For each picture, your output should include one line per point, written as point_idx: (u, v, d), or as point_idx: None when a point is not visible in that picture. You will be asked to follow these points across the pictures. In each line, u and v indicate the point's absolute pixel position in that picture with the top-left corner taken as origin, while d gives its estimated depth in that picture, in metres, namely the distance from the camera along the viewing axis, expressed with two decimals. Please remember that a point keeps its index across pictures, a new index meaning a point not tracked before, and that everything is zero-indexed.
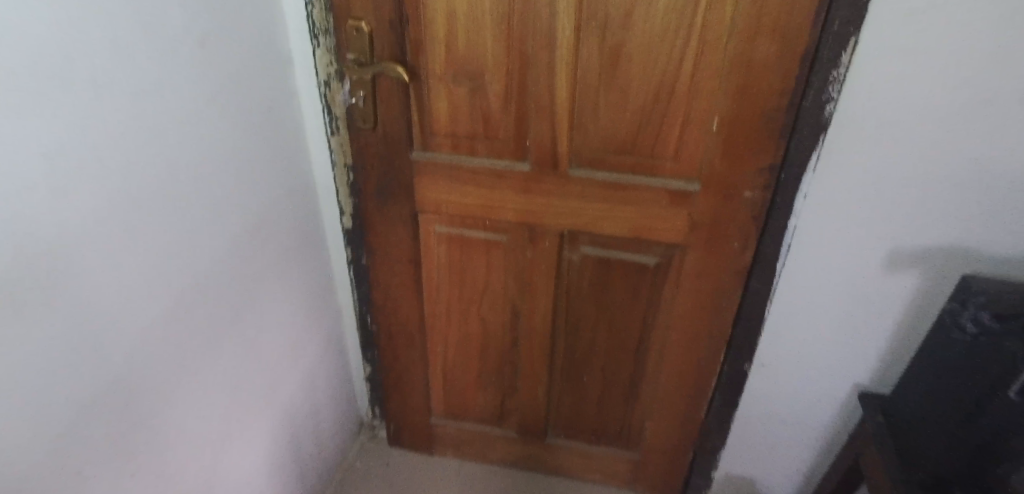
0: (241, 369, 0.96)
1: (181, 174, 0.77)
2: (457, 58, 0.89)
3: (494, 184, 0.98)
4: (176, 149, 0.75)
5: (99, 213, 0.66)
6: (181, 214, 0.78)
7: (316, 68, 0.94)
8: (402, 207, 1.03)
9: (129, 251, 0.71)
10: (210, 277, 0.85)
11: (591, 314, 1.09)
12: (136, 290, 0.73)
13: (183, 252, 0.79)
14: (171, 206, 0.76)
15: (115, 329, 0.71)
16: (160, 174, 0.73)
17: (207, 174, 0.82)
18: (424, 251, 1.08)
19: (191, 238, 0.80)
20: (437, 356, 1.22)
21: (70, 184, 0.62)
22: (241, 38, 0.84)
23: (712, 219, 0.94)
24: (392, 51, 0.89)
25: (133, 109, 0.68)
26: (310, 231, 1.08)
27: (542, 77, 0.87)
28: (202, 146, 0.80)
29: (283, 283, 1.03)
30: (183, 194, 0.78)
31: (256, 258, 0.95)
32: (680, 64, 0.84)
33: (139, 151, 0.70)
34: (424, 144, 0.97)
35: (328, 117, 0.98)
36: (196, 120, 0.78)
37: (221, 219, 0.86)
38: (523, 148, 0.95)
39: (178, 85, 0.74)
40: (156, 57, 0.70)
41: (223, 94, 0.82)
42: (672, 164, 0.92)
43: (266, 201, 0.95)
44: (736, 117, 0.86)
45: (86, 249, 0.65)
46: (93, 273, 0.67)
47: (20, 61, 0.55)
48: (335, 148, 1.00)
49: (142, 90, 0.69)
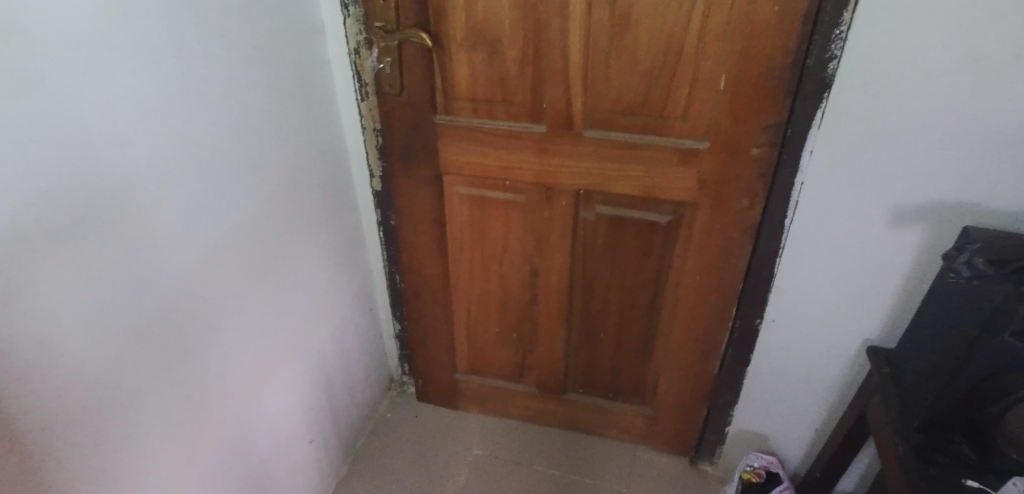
0: (278, 317, 1.05)
1: (221, 130, 0.86)
2: (475, 25, 0.95)
3: (511, 146, 1.04)
4: (217, 108, 0.84)
5: (150, 163, 0.75)
6: (221, 168, 0.87)
7: (346, 37, 1.02)
8: (426, 169, 1.10)
9: (176, 197, 0.80)
10: (247, 228, 0.94)
11: (605, 271, 1.15)
12: (183, 233, 0.82)
13: (223, 202, 0.88)
14: (212, 159, 0.85)
15: (164, 266, 0.80)
16: (202, 129, 0.82)
17: (246, 134, 0.90)
18: (447, 211, 1.15)
19: (230, 190, 0.89)
20: (460, 313, 1.29)
21: (126, 136, 0.72)
22: (275, 9, 0.92)
23: (719, 177, 0.98)
24: (414, 19, 0.96)
25: (177, 69, 0.77)
26: (342, 192, 1.16)
27: (555, 42, 0.93)
28: (240, 107, 0.88)
29: (316, 239, 1.11)
30: (224, 148, 0.86)
31: (291, 215, 1.04)
32: (686, 26, 0.88)
33: (184, 107, 0.79)
34: (447, 109, 1.04)
35: (358, 84, 1.06)
36: (234, 83, 0.86)
37: (259, 176, 0.94)
38: (538, 111, 1.00)
39: (218, 50, 0.83)
40: (197, 23, 0.79)
41: (260, 61, 0.91)
42: (680, 123, 0.96)
43: (301, 162, 1.03)
44: (740, 76, 0.90)
45: (138, 192, 0.75)
46: (144, 214, 0.76)
47: (79, 24, 0.65)
48: (365, 113, 1.08)
49: (185, 53, 0.78)
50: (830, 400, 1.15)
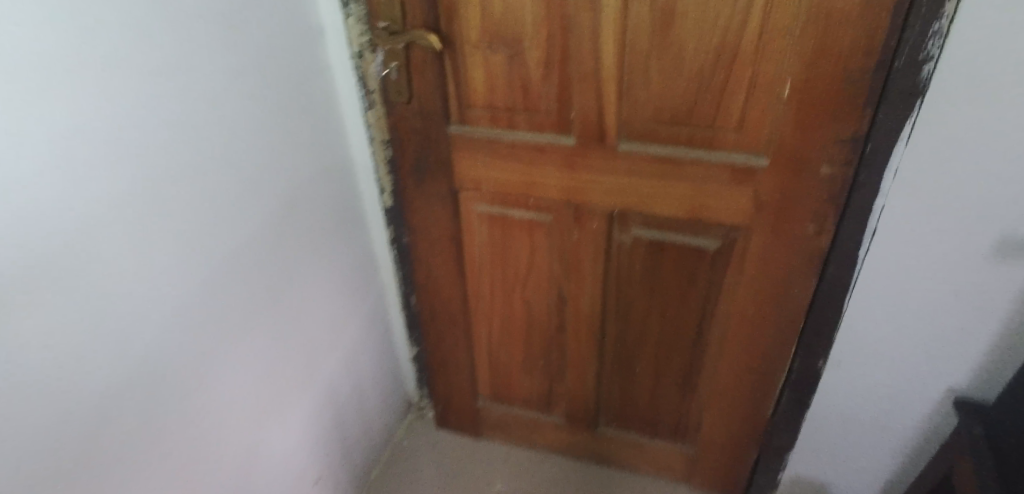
0: (279, 350, 0.95)
1: (210, 150, 0.75)
2: (492, 23, 0.82)
3: (536, 160, 0.91)
4: (200, 125, 0.73)
5: (122, 196, 0.64)
6: (212, 192, 0.76)
7: (349, 39, 0.90)
8: (441, 185, 0.98)
9: (161, 231, 0.70)
10: (242, 260, 0.84)
11: (643, 300, 1.01)
12: (173, 270, 0.72)
13: (214, 232, 0.78)
14: (202, 184, 0.75)
15: (149, 310, 0.70)
16: (187, 149, 0.72)
17: (235, 154, 0.79)
18: (465, 231, 1.03)
19: (222, 218, 0.79)
20: (482, 338, 1.18)
21: (91, 167, 0.61)
22: (268, 8, 0.81)
23: (780, 199, 0.83)
24: (423, 18, 0.83)
25: (157, 81, 0.66)
26: (348, 210, 1.05)
27: (585, 42, 0.79)
28: (230, 122, 0.77)
29: (321, 263, 1.01)
30: (213, 171, 0.76)
31: (291, 239, 0.93)
32: (745, 21, 0.73)
33: (166, 124, 0.68)
34: (462, 118, 0.91)
35: (363, 90, 0.94)
36: (223, 95, 0.76)
37: (253, 200, 0.84)
38: (566, 120, 0.87)
39: (203, 57, 0.72)
40: (177, 25, 0.68)
41: (253, 68, 0.80)
42: (733, 136, 0.81)
43: (300, 180, 0.93)
44: (812, 80, 0.74)
45: (117, 228, 0.64)
46: (125, 253, 0.66)
47: (29, 35, 0.53)
48: (372, 123, 0.97)
49: (165, 62, 0.67)
50: (904, 453, 0.99)
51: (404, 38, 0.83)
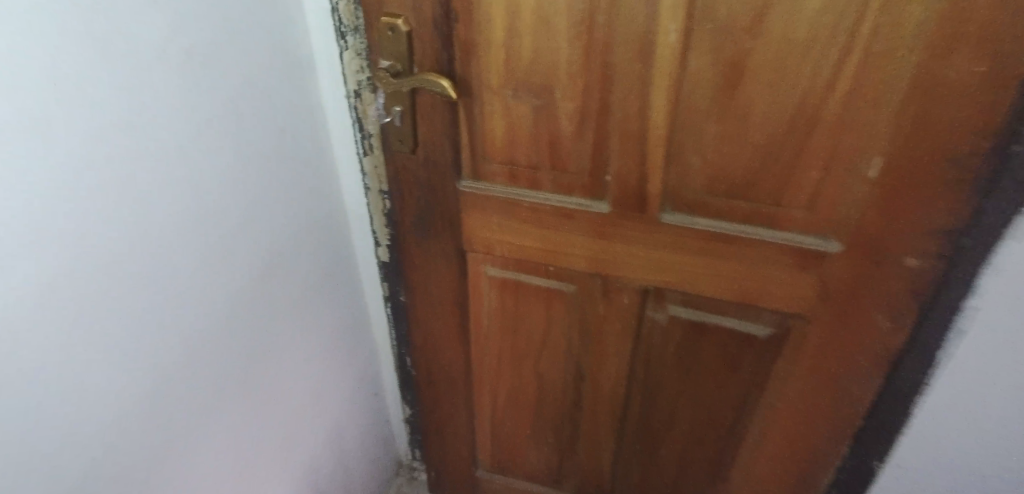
0: (253, 436, 0.80)
1: (178, 215, 0.60)
2: (518, 68, 0.68)
3: (561, 225, 0.77)
4: (164, 185, 0.58)
5: (58, 290, 0.50)
6: (179, 267, 0.62)
7: (343, 75, 0.76)
8: (446, 245, 0.84)
9: (112, 320, 0.55)
10: (214, 342, 0.69)
11: (675, 383, 0.87)
12: (126, 367, 0.58)
13: (179, 315, 0.63)
14: (167, 258, 0.60)
15: (93, 423, 0.56)
16: (149, 216, 0.57)
17: (208, 220, 0.65)
18: (472, 295, 0.89)
19: (189, 297, 0.64)
20: (484, 407, 1.04)
21: (18, 259, 0.46)
22: (251, 36, 0.66)
23: (851, 287, 0.70)
24: (435, 57, 0.70)
25: (110, 132, 0.52)
26: (337, 264, 0.91)
27: (630, 97, 0.66)
28: (202, 178, 0.63)
29: (306, 329, 0.87)
30: (180, 241, 0.61)
31: (272, 308, 0.78)
32: (831, 86, 0.60)
33: (123, 185, 0.54)
34: (475, 172, 0.78)
35: (359, 134, 0.80)
36: (195, 146, 0.61)
37: (229, 271, 0.69)
38: (599, 183, 0.73)
39: (170, 99, 0.57)
40: (140, 59, 0.53)
41: (231, 110, 0.65)
42: (802, 215, 0.68)
43: (283, 238, 0.78)
44: (908, 158, 0.61)
45: (51, 325, 0.50)
46: (63, 353, 0.51)
47: None
48: (368, 170, 0.83)
49: (123, 108, 0.52)
50: None
51: (410, 81, 0.70)
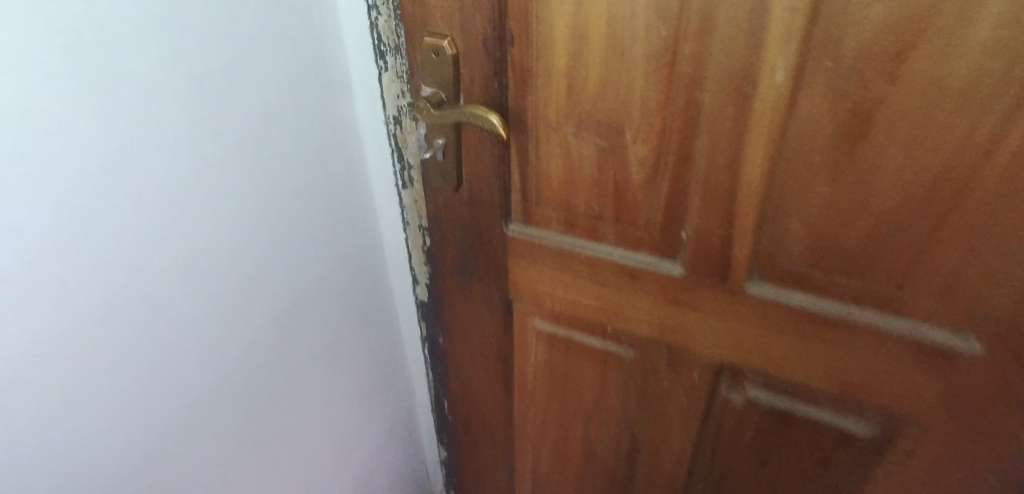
0: (264, 481, 0.75)
1: (173, 257, 0.55)
2: (581, 103, 0.57)
3: (621, 284, 0.66)
4: (157, 226, 0.53)
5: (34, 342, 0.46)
6: (172, 312, 0.57)
7: (383, 99, 0.67)
8: (490, 292, 0.74)
9: (88, 371, 0.51)
10: (215, 388, 0.64)
11: (748, 473, 0.74)
12: (111, 417, 0.54)
13: (172, 362, 0.58)
14: (157, 303, 0.55)
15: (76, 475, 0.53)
16: (136, 260, 0.52)
17: (215, 259, 0.60)
18: (517, 349, 0.78)
19: (183, 342, 0.59)
20: (525, 465, 0.93)
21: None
22: (272, 60, 0.60)
23: (990, 395, 0.55)
24: (485, 86, 0.59)
25: (89, 172, 0.47)
26: (368, 298, 0.84)
27: (717, 145, 0.54)
28: (205, 217, 0.57)
29: (329, 366, 0.81)
30: (176, 284, 0.56)
31: (289, 348, 0.73)
32: (991, 149, 0.45)
33: (103, 229, 0.49)
34: (526, 216, 0.67)
35: (399, 164, 0.71)
36: (198, 182, 0.56)
37: (239, 311, 0.64)
38: (672, 241, 0.61)
39: (167, 133, 0.52)
40: (129, 90, 0.48)
41: (243, 141, 0.59)
42: (921, 301, 0.54)
43: (306, 274, 0.72)
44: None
45: (20, 380, 0.46)
46: (26, 408, 0.47)
47: None
48: (408, 204, 0.74)
49: (106, 145, 0.47)
50: None
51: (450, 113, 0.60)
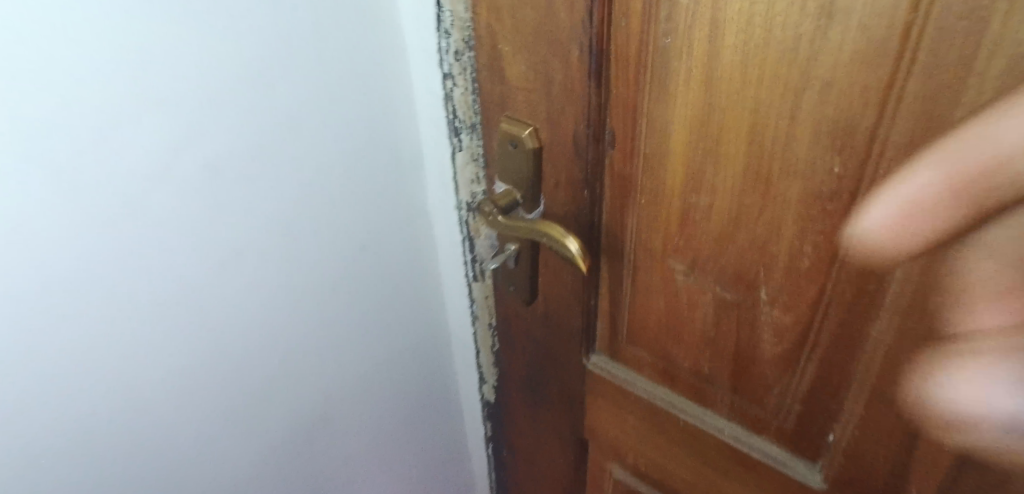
0: None
1: (178, 348, 0.49)
2: (698, 237, 0.40)
3: (729, 467, 0.48)
4: (160, 318, 0.46)
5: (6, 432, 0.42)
6: (176, 404, 0.50)
7: (455, 181, 0.55)
8: (560, 420, 0.60)
9: (68, 461, 0.46)
10: (223, 477, 0.57)
11: None
12: None
13: (169, 454, 0.52)
14: (156, 397, 0.49)
15: None
16: (129, 353, 0.46)
17: (233, 346, 0.52)
18: (588, 488, 0.63)
19: (185, 432, 0.52)
20: None
21: None
22: (332, 132, 0.50)
23: None
24: (572, 192, 0.45)
25: (70, 264, 0.40)
26: (429, 383, 0.74)
27: (904, 341, 0.34)
28: (224, 304, 0.50)
29: (373, 456, 0.71)
30: (179, 377, 0.50)
31: (323, 437, 0.64)
32: None
33: (86, 324, 0.43)
34: (613, 350, 0.52)
35: (469, 255, 0.59)
36: (215, 270, 0.48)
37: (260, 401, 0.57)
38: (810, 439, 0.43)
39: (180, 219, 0.44)
40: (132, 174, 0.41)
41: (285, 224, 0.51)
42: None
43: (350, 359, 0.63)
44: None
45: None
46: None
47: None
48: (478, 298, 0.62)
49: (101, 228, 0.41)
50: None
51: (516, 221, 0.46)
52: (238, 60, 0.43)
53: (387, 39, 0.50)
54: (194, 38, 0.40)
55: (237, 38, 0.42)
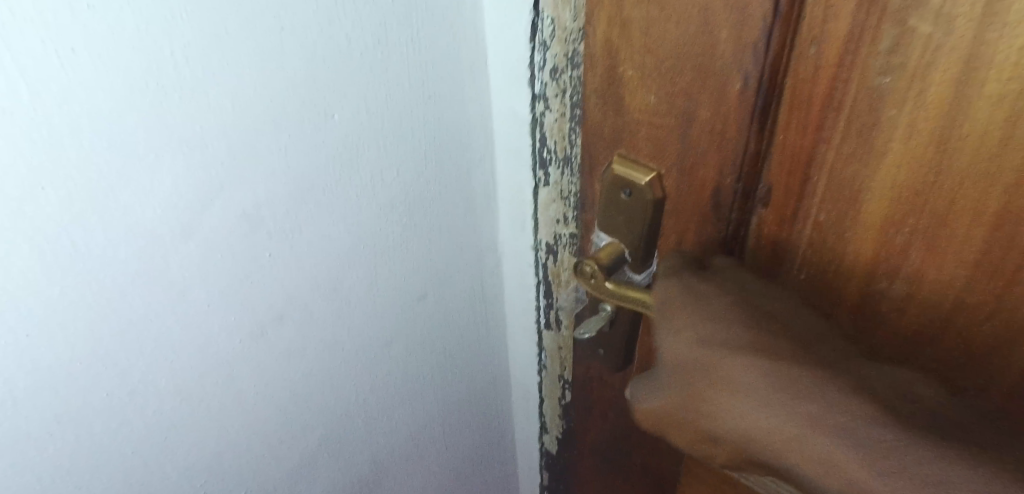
0: None
1: (210, 431, 0.39)
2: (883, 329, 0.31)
3: None
4: (183, 402, 0.37)
5: None
6: (203, 491, 0.41)
7: (535, 217, 0.45)
8: None
9: None
10: None
11: None
12: None
13: None
14: (181, 485, 0.40)
15: None
16: (145, 444, 0.37)
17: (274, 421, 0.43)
18: None
19: None
20: None
21: None
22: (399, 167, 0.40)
23: None
24: (701, 253, 0.35)
25: (71, 348, 0.31)
26: (488, 436, 0.64)
27: None
28: (262, 381, 0.41)
29: None
30: (210, 461, 0.41)
31: None
32: None
33: (100, 413, 0.34)
34: None
35: (545, 301, 0.49)
36: (255, 339, 0.39)
37: (302, 478, 0.47)
38: None
39: (218, 285, 0.35)
40: (150, 235, 0.31)
41: (338, 279, 0.41)
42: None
43: (406, 421, 0.54)
44: (836, 453, 0.25)
45: None
46: None
47: None
48: (549, 347, 0.52)
49: (119, 302, 0.31)
50: None
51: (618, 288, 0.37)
52: (289, 84, 0.33)
53: (466, 49, 0.40)
54: (234, 54, 0.30)
55: (288, 56, 0.32)
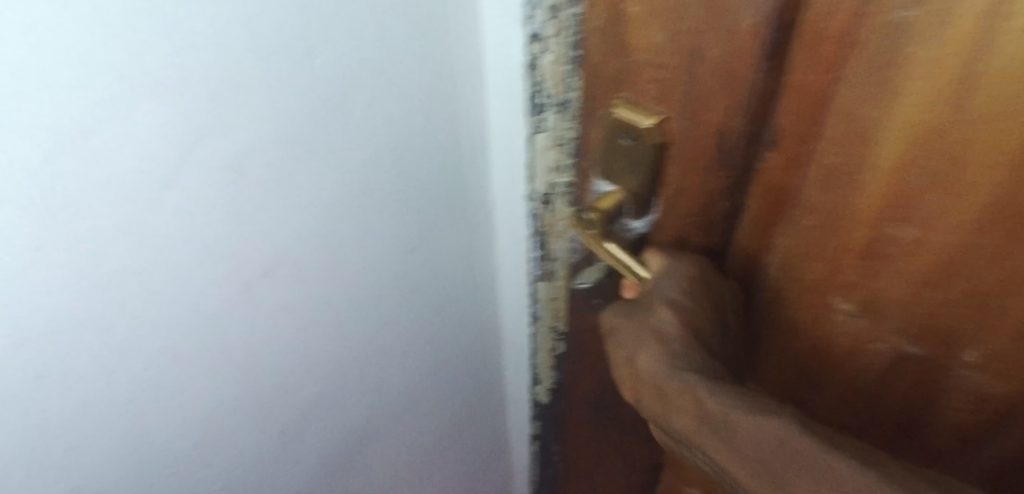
0: None
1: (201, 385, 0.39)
2: (886, 275, 0.31)
3: None
4: (173, 355, 0.36)
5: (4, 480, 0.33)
6: (196, 443, 0.41)
7: (529, 166, 0.43)
8: (633, 443, 0.52)
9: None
10: None
11: None
12: None
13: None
14: (174, 436, 0.39)
15: None
16: (136, 396, 0.36)
17: (267, 374, 0.42)
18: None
19: (205, 473, 0.43)
20: None
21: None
22: (386, 116, 0.38)
23: None
24: (702, 200, 0.35)
25: (62, 289, 0.30)
26: (481, 388, 0.64)
27: None
28: (249, 339, 0.40)
29: (414, 467, 0.63)
30: (201, 415, 0.40)
31: (362, 456, 0.55)
32: None
33: (97, 359, 0.33)
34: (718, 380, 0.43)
35: (538, 252, 0.48)
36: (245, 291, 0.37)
37: (297, 428, 0.47)
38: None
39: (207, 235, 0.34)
40: (138, 176, 0.30)
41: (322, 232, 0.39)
42: (791, 467, 0.28)
43: (398, 372, 0.53)
44: (692, 387, 0.32)
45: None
46: None
47: None
48: (542, 299, 0.52)
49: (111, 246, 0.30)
50: None
51: (619, 256, 0.38)
52: (270, 22, 0.30)
53: None
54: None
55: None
